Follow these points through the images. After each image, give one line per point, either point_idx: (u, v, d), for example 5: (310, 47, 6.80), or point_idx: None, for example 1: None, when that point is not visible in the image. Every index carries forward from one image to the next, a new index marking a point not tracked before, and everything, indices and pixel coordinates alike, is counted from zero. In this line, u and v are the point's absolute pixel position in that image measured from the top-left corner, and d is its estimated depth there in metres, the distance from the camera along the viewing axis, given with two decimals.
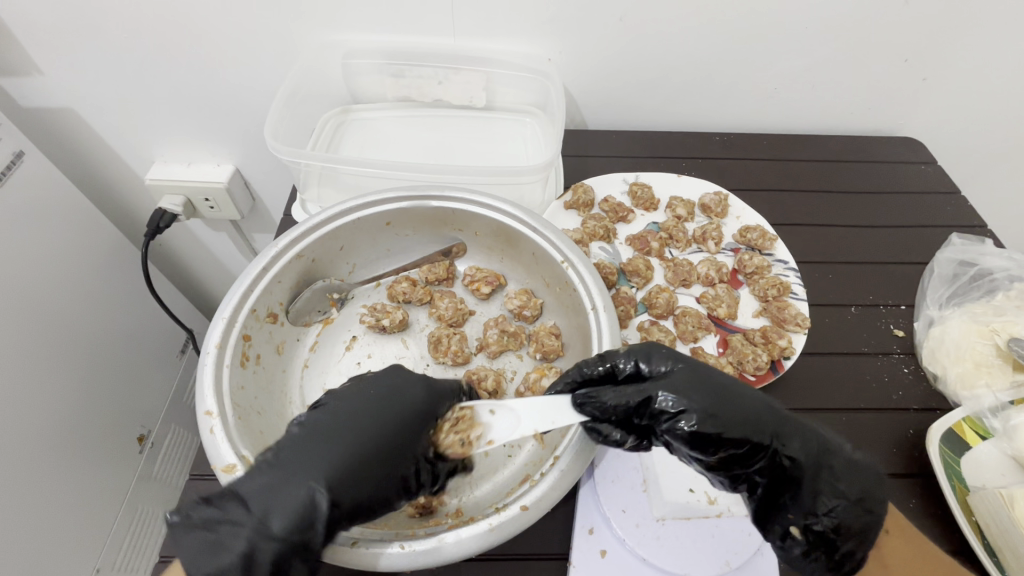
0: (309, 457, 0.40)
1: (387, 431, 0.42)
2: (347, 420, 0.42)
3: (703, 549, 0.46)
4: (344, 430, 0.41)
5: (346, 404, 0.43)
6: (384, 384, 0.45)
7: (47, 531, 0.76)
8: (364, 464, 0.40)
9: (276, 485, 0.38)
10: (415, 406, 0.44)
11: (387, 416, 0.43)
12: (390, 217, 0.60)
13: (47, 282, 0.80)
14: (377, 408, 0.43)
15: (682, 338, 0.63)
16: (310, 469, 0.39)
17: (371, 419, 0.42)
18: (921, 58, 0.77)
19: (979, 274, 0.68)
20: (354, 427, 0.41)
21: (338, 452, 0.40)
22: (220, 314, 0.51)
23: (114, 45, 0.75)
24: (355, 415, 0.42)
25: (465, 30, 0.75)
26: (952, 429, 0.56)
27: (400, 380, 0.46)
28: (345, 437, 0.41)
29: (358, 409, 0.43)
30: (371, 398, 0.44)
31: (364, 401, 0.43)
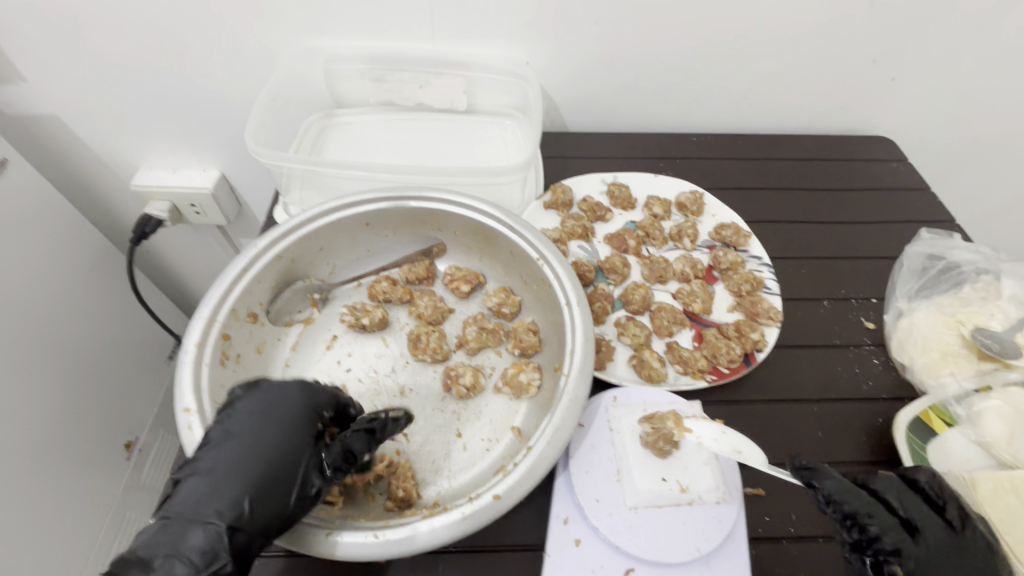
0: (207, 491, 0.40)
1: (276, 441, 0.43)
2: (231, 447, 0.42)
3: (675, 536, 0.47)
4: (230, 457, 0.42)
5: (232, 428, 0.43)
6: (260, 399, 0.45)
7: (35, 538, 0.76)
8: (260, 480, 0.41)
9: (179, 526, 0.39)
10: (297, 410, 0.45)
11: (270, 426, 0.44)
12: (369, 218, 0.62)
13: (33, 288, 0.80)
14: (260, 423, 0.44)
15: (658, 333, 0.65)
16: (214, 500, 0.40)
17: (253, 439, 0.43)
18: (889, 59, 0.79)
19: (947, 267, 0.69)
20: (241, 453, 0.42)
21: (231, 481, 0.41)
22: (199, 314, 0.51)
23: (98, 52, 0.75)
24: (238, 440, 0.43)
25: (445, 35, 0.76)
26: (919, 417, 0.57)
27: (275, 389, 0.46)
28: (235, 465, 0.41)
29: (240, 430, 0.43)
30: (252, 417, 0.44)
31: (244, 423, 0.44)
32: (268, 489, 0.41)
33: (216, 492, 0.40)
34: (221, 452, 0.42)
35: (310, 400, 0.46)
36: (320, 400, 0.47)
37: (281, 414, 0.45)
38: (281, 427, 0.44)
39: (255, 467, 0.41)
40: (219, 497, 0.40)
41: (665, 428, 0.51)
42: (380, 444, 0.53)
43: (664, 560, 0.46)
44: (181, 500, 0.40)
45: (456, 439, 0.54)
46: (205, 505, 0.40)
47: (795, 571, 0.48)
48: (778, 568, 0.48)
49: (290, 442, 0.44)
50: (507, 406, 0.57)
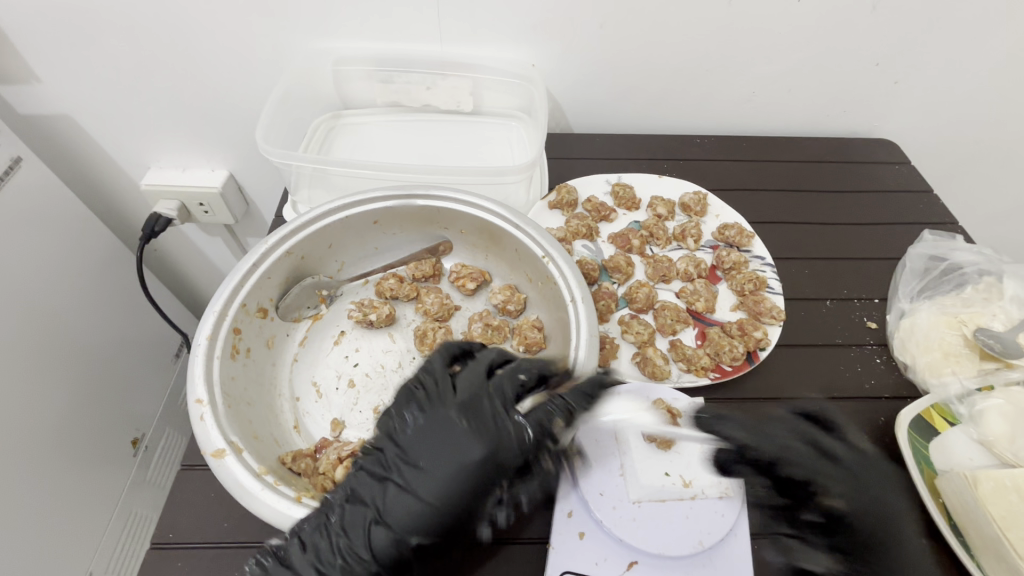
0: (377, 521, 0.44)
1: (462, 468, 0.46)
2: (409, 488, 0.45)
3: (677, 529, 0.47)
4: (406, 500, 0.45)
5: (413, 472, 0.46)
6: (445, 438, 0.47)
7: (40, 532, 0.77)
8: (429, 525, 0.44)
9: (345, 552, 0.43)
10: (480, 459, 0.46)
11: (456, 477, 0.46)
12: (377, 216, 0.62)
13: (44, 284, 0.81)
14: (443, 445, 0.47)
15: (662, 331, 0.65)
16: (396, 518, 0.44)
17: (431, 481, 0.45)
18: (891, 62, 0.80)
19: (950, 268, 0.70)
20: (416, 496, 0.45)
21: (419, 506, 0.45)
22: (211, 309, 0.52)
23: (112, 53, 0.77)
24: (417, 481, 0.46)
25: (452, 38, 0.77)
26: (921, 416, 0.58)
27: (447, 416, 0.48)
28: (405, 502, 0.45)
29: (422, 475, 0.46)
30: (432, 442, 0.47)
31: (428, 460, 0.46)
32: (434, 534, 0.44)
33: (385, 530, 0.44)
34: (401, 493, 0.45)
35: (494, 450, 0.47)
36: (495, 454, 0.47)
37: (463, 460, 0.46)
38: (465, 477, 0.46)
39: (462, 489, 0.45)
40: (387, 535, 0.44)
41: (667, 407, 0.54)
42: None
43: (667, 553, 0.46)
44: (341, 527, 0.44)
45: None
46: (372, 542, 0.43)
47: None
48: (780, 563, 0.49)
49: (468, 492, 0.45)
50: None
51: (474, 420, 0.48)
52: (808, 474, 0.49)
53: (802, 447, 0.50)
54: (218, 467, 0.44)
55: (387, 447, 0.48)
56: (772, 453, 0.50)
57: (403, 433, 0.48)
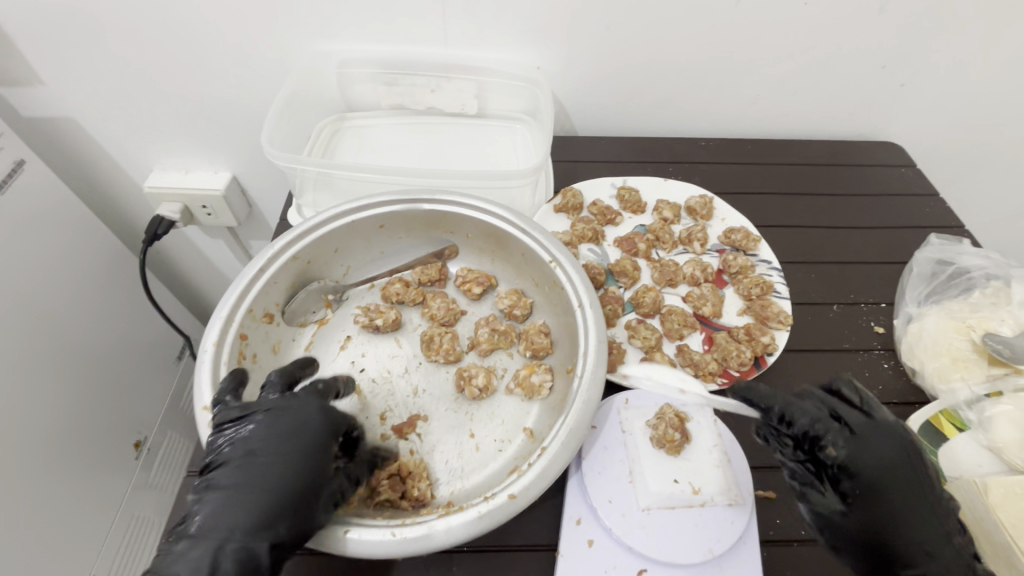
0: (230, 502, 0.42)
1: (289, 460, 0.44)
2: (252, 461, 0.43)
3: (687, 537, 0.47)
4: (253, 474, 0.43)
5: (245, 447, 0.44)
6: (286, 412, 0.46)
7: (43, 535, 0.76)
8: (280, 501, 0.42)
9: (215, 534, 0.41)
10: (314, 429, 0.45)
11: (291, 443, 0.44)
12: (383, 220, 0.62)
13: (46, 287, 0.81)
14: (276, 439, 0.44)
15: (669, 336, 0.65)
16: (222, 520, 0.41)
17: (267, 454, 0.44)
18: (897, 65, 0.80)
19: (956, 273, 0.70)
20: (259, 470, 0.43)
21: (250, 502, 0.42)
22: (217, 315, 0.52)
23: (115, 55, 0.77)
24: (252, 456, 0.44)
25: (457, 41, 0.77)
26: (928, 423, 0.58)
27: (286, 412, 0.46)
28: (250, 478, 0.43)
29: (258, 453, 0.44)
30: (264, 438, 0.44)
31: (266, 437, 0.44)
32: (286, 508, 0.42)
33: (242, 507, 0.42)
34: (250, 467, 0.43)
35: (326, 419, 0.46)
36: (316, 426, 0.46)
37: (300, 431, 0.45)
38: (302, 447, 0.44)
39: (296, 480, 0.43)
40: (236, 515, 0.41)
41: (671, 414, 0.53)
42: (394, 444, 0.54)
43: (677, 561, 0.46)
44: (205, 514, 0.41)
45: (470, 440, 0.55)
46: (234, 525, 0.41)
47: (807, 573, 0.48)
48: (790, 570, 0.49)
49: (304, 457, 0.44)
50: (520, 407, 0.57)
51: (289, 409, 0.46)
52: (841, 447, 0.46)
53: (854, 411, 0.49)
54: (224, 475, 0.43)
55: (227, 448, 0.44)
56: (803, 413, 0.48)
57: (259, 411, 0.46)
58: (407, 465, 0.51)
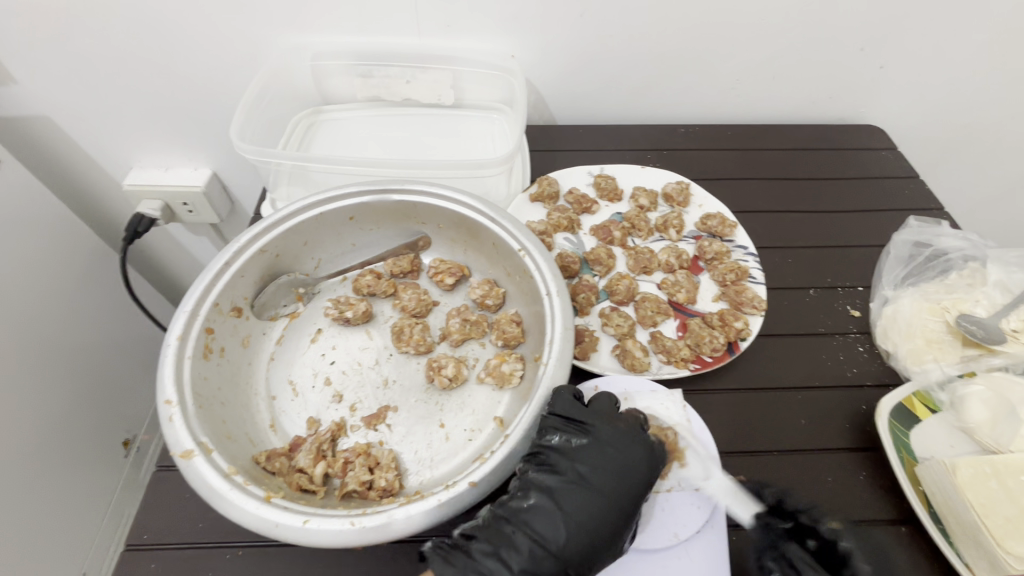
0: (605, 529, 0.45)
1: (614, 479, 0.46)
2: (574, 482, 0.47)
3: (653, 522, 0.47)
4: (584, 489, 0.46)
5: (578, 460, 0.48)
6: (598, 436, 0.49)
7: (32, 534, 0.76)
8: (597, 521, 0.45)
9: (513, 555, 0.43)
10: (635, 466, 0.47)
11: (609, 480, 0.46)
12: (352, 212, 0.62)
13: (25, 285, 0.81)
14: (603, 457, 0.47)
15: (642, 323, 0.64)
16: (544, 525, 0.45)
17: (626, 484, 0.46)
18: (876, 47, 0.79)
19: (934, 255, 0.69)
20: (601, 495, 0.46)
21: (593, 517, 0.45)
22: (182, 309, 0.52)
23: (87, 52, 0.76)
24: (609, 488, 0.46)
25: (430, 31, 0.77)
26: (902, 404, 0.57)
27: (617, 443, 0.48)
28: (610, 505, 0.45)
29: (587, 472, 0.47)
30: (605, 461, 0.47)
31: (603, 464, 0.47)
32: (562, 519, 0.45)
33: (552, 539, 0.44)
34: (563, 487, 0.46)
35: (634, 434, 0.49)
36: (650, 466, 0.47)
37: (625, 466, 0.47)
38: (631, 478, 0.46)
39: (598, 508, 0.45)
40: (576, 527, 0.44)
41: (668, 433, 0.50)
42: (363, 435, 0.54)
43: (640, 545, 0.46)
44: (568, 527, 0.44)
45: (439, 430, 0.55)
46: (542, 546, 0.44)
47: None
48: (757, 553, 0.49)
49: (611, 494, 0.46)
50: (491, 396, 0.57)
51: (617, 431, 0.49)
52: None
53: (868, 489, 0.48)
54: (185, 468, 0.43)
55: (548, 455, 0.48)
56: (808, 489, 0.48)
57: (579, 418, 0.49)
58: (374, 456, 0.51)
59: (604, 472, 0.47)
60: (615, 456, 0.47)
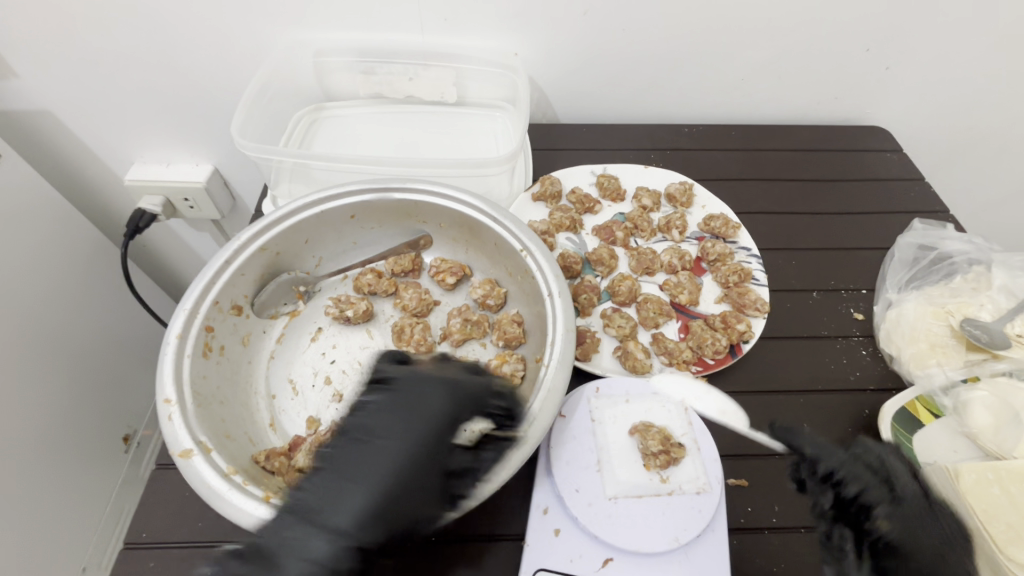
0: (405, 495, 0.43)
1: (405, 440, 0.45)
2: (371, 446, 0.45)
3: (653, 525, 0.47)
4: (368, 452, 0.45)
5: (368, 424, 0.46)
6: (396, 397, 0.47)
7: (29, 529, 0.76)
8: (389, 487, 0.43)
9: (297, 529, 0.41)
10: (442, 414, 0.46)
11: (396, 439, 0.45)
12: (354, 210, 0.62)
13: (26, 280, 0.81)
14: (389, 417, 0.46)
15: (644, 325, 0.64)
16: (338, 503, 0.42)
17: (417, 447, 0.45)
18: (882, 48, 0.78)
19: (938, 258, 0.69)
20: (400, 449, 0.45)
21: (378, 482, 0.43)
22: (181, 307, 0.51)
23: (87, 47, 0.76)
24: (398, 443, 0.45)
25: (432, 28, 0.76)
26: (905, 408, 0.57)
27: (423, 393, 0.47)
28: (409, 468, 0.44)
29: (375, 434, 0.46)
30: (397, 416, 0.46)
31: (392, 423, 0.46)
32: (357, 480, 0.43)
33: (339, 507, 0.42)
34: (352, 452, 0.45)
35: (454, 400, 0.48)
36: (466, 405, 0.48)
37: (412, 425, 0.46)
38: (414, 438, 0.45)
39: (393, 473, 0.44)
40: (358, 496, 0.43)
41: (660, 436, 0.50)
42: None
43: (641, 549, 0.45)
44: (357, 493, 0.43)
45: None
46: (332, 513, 0.42)
47: (775, 560, 0.48)
48: (757, 558, 0.48)
49: (414, 458, 0.44)
50: None
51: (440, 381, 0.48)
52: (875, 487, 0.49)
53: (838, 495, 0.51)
54: (185, 467, 0.43)
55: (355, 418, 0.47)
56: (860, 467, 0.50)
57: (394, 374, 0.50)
58: None
59: (389, 437, 0.45)
60: (411, 414, 0.46)
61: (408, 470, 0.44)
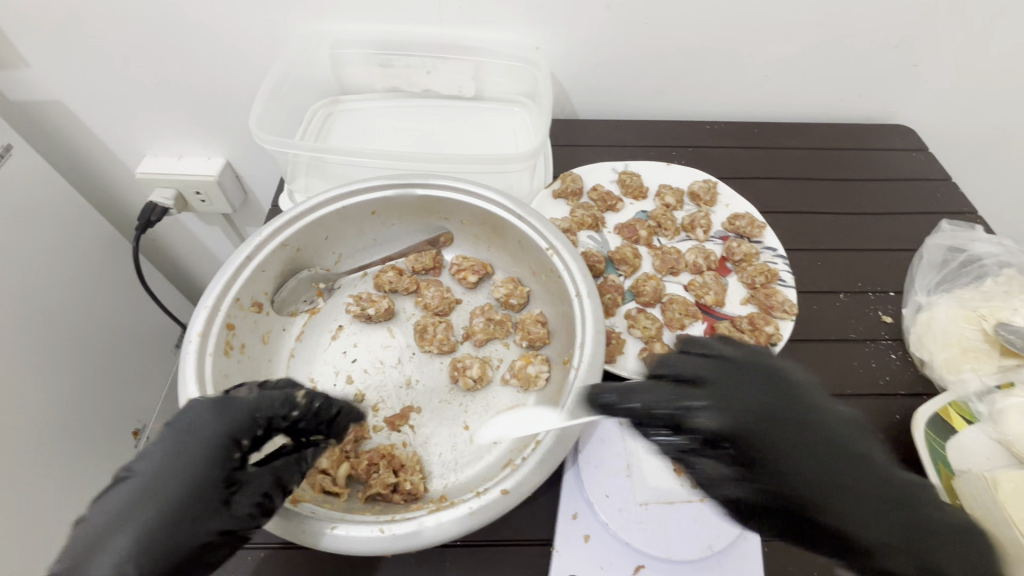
0: (171, 529, 0.39)
1: (178, 471, 0.40)
2: (154, 478, 0.40)
3: (686, 532, 0.46)
4: (143, 485, 0.40)
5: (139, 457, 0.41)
6: (171, 427, 0.42)
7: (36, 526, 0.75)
8: (155, 521, 0.39)
9: (86, 563, 0.37)
10: (206, 441, 0.41)
11: (172, 469, 0.40)
12: (376, 206, 0.60)
13: (36, 272, 0.80)
14: (169, 447, 0.41)
15: (670, 326, 0.63)
16: (108, 544, 0.38)
17: (193, 478, 0.41)
18: (911, 45, 0.77)
19: (968, 260, 0.67)
20: (163, 482, 0.40)
21: (137, 517, 0.39)
22: (202, 304, 0.50)
23: (99, 37, 0.74)
24: (176, 473, 0.40)
25: (452, 20, 0.74)
26: (938, 415, 0.56)
27: (189, 420, 0.42)
28: (175, 502, 0.40)
29: (153, 465, 0.41)
30: (165, 446, 0.41)
31: (173, 453, 0.41)
32: (138, 516, 0.39)
33: (120, 544, 0.38)
34: (137, 485, 0.40)
35: (223, 427, 0.42)
36: (247, 419, 0.43)
37: (183, 454, 0.41)
38: (188, 467, 0.41)
39: (165, 506, 0.39)
40: (131, 531, 0.38)
41: None
42: (387, 436, 0.53)
43: (674, 557, 0.45)
44: (130, 529, 0.38)
45: (464, 432, 0.54)
46: (91, 555, 0.38)
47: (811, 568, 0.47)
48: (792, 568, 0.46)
49: (185, 490, 0.40)
50: (515, 398, 0.56)
51: (217, 406, 0.43)
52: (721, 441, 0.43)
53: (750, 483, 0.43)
54: None
55: (150, 446, 0.42)
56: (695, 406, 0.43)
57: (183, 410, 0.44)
58: (399, 458, 0.50)
59: (161, 469, 0.41)
60: (174, 445, 0.41)
61: (178, 503, 0.40)
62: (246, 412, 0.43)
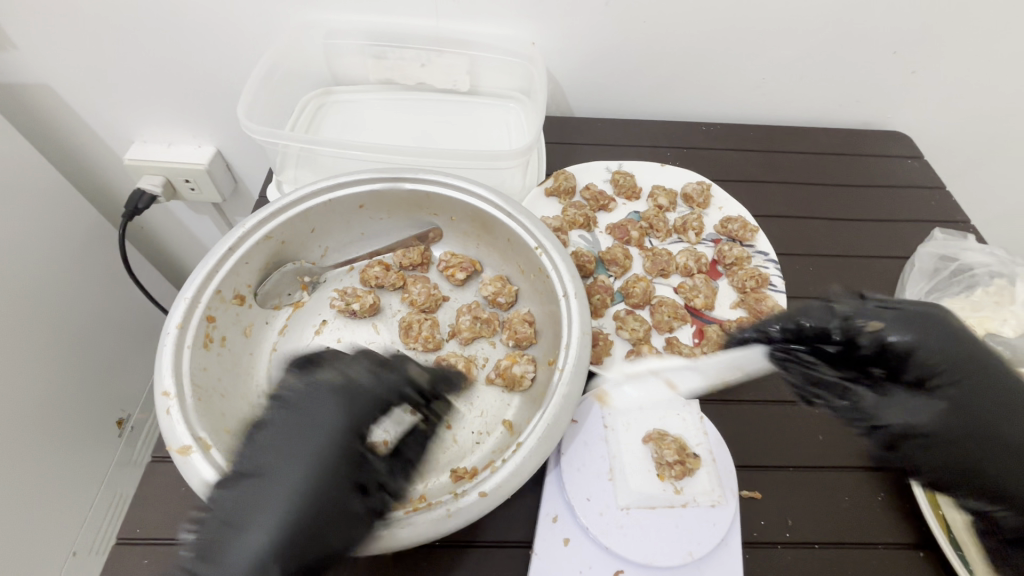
0: (314, 516, 0.38)
1: (305, 460, 0.39)
2: (278, 468, 0.39)
3: (667, 537, 0.46)
4: (266, 478, 0.39)
5: (257, 454, 0.40)
6: (290, 414, 0.41)
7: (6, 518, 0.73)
8: (293, 511, 0.38)
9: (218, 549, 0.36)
10: (335, 422, 0.41)
11: (296, 454, 0.39)
12: (363, 200, 0.59)
13: (20, 258, 0.78)
14: (292, 434, 0.40)
15: (658, 328, 0.63)
16: (239, 542, 0.36)
17: (321, 467, 0.39)
18: (910, 52, 0.76)
19: (959, 269, 0.67)
20: (294, 471, 0.39)
21: (272, 510, 0.37)
22: (182, 295, 0.49)
23: (89, 20, 0.73)
24: (303, 464, 0.39)
25: (449, 13, 0.73)
26: None
27: (310, 404, 0.42)
28: (312, 488, 0.39)
29: (273, 456, 0.40)
30: (284, 435, 0.40)
31: (294, 441, 0.40)
32: (260, 506, 0.38)
33: (250, 534, 0.36)
34: (259, 478, 0.39)
35: (344, 410, 0.42)
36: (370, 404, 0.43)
37: (309, 439, 0.40)
38: (314, 450, 0.40)
39: (300, 495, 0.38)
40: (269, 522, 0.37)
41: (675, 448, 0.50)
42: None
43: (654, 562, 0.45)
44: (264, 520, 0.37)
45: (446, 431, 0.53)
46: (227, 548, 0.36)
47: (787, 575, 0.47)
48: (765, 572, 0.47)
49: (315, 478, 0.39)
50: (500, 398, 0.56)
51: (336, 388, 0.43)
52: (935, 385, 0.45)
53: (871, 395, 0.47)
54: (183, 465, 0.41)
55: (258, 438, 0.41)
56: (905, 330, 0.45)
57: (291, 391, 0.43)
58: None
59: (284, 458, 0.39)
60: (298, 431, 0.40)
61: (309, 489, 0.38)
62: (369, 396, 0.43)
